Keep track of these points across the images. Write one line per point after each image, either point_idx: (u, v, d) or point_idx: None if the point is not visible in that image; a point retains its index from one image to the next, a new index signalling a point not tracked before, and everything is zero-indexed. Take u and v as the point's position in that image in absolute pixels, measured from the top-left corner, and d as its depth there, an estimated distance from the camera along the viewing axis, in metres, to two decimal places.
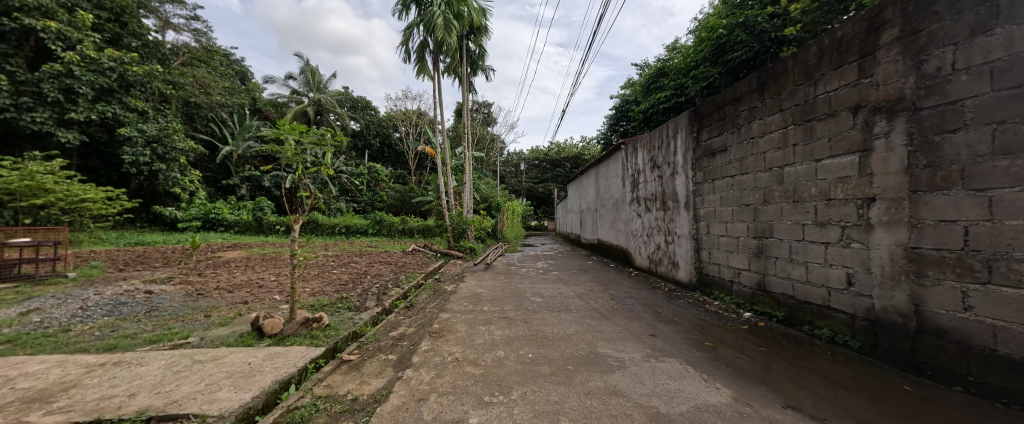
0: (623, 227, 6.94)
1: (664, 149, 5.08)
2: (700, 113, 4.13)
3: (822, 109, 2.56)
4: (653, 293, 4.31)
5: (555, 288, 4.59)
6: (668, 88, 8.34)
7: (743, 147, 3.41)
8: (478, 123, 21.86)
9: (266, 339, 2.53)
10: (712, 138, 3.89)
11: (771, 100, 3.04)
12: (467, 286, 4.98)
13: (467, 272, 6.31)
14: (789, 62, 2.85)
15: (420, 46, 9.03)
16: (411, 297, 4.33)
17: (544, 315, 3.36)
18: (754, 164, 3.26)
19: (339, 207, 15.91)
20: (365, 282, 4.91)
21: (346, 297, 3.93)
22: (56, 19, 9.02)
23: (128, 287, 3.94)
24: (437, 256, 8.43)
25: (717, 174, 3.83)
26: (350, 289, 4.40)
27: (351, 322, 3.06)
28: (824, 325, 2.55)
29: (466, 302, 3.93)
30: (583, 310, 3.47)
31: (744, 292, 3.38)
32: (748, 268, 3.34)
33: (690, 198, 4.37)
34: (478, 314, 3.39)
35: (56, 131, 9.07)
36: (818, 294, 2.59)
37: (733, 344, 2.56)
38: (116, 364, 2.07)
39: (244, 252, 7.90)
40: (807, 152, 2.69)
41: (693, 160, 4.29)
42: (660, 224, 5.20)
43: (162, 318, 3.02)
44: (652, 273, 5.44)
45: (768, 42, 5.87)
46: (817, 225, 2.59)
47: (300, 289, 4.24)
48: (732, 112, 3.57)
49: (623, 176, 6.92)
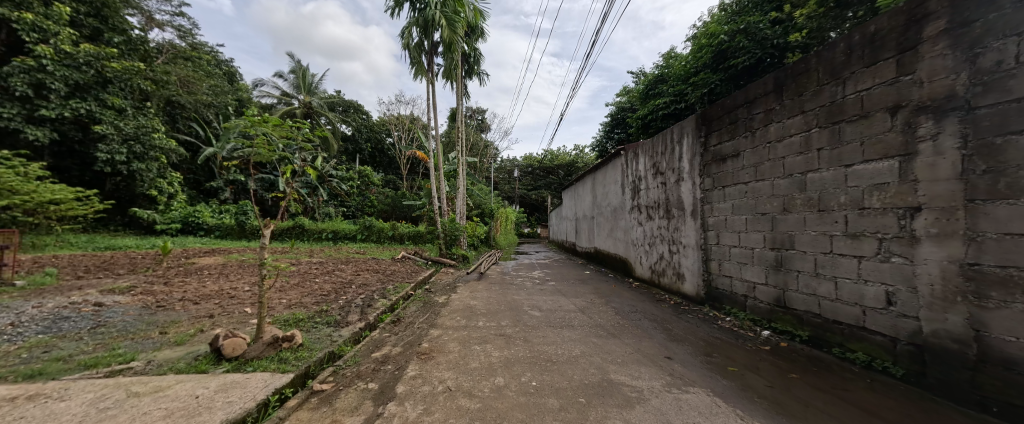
0: (622, 236, 6.71)
1: (667, 155, 4.88)
2: (709, 116, 3.94)
3: (852, 110, 2.36)
4: (659, 307, 4.05)
5: (554, 301, 4.28)
6: (666, 94, 8.23)
7: (759, 152, 3.19)
8: (471, 129, 21.68)
9: (225, 363, 2.16)
10: (722, 142, 3.69)
11: (791, 101, 2.85)
12: (459, 297, 4.64)
13: (460, 282, 5.97)
14: (811, 62, 2.67)
15: (414, 47, 8.75)
16: (399, 310, 3.98)
17: (544, 332, 3.05)
18: (771, 170, 3.05)
19: (328, 212, 15.40)
20: (349, 292, 4.53)
21: (326, 310, 3.56)
22: (31, 11, 8.53)
23: (75, 298, 3.47)
24: (428, 264, 8.07)
25: (727, 180, 3.62)
26: (332, 300, 4.02)
27: (329, 340, 2.71)
28: (857, 348, 2.31)
29: (459, 316, 3.59)
30: (587, 327, 3.17)
31: (761, 308, 3.14)
32: (765, 283, 3.10)
33: (697, 206, 4.15)
34: (472, 331, 3.07)
35: (25, 128, 8.48)
36: (850, 313, 2.35)
37: (758, 367, 2.30)
38: (30, 398, 1.66)
39: (222, 258, 7.42)
40: (835, 157, 2.48)
41: (701, 166, 4.07)
42: (664, 233, 4.97)
43: (108, 336, 2.60)
44: (654, 285, 5.19)
45: (770, 49, 5.77)
46: (847, 236, 2.37)
47: (276, 301, 3.85)
48: (745, 115, 3.37)
49: (622, 183, 6.71)
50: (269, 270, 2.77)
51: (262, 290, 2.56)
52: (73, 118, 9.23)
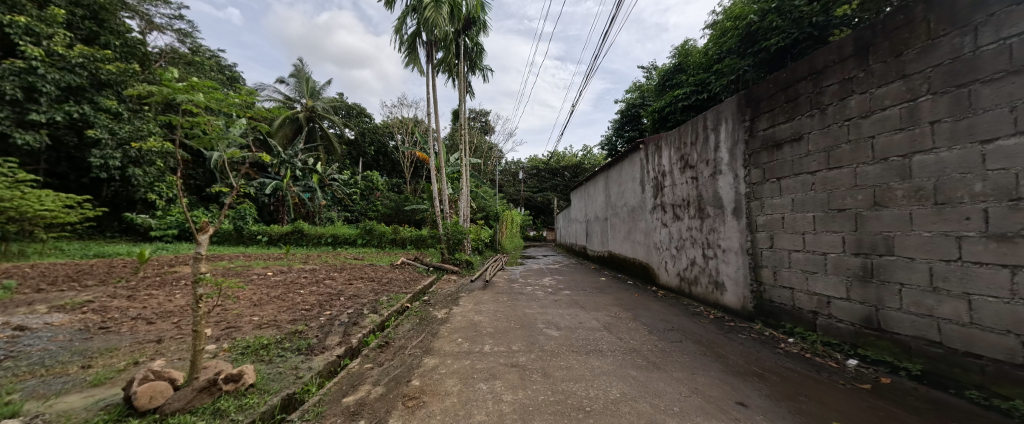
0: (642, 238, 6.08)
1: (698, 145, 4.28)
2: (755, 95, 3.32)
3: (993, 65, 1.73)
4: (698, 323, 3.39)
5: (573, 316, 3.62)
6: (686, 85, 7.62)
7: (832, 132, 2.56)
8: (475, 132, 21.18)
9: (134, 419, 1.57)
10: (776, 125, 3.06)
11: (883, 64, 2.22)
12: (462, 311, 4.02)
13: (462, 292, 5.37)
14: (917, 9, 2.05)
15: (411, 38, 8.20)
16: (391, 328, 3.39)
17: (568, 360, 2.42)
18: (852, 154, 2.41)
19: (331, 217, 14.87)
20: (335, 306, 3.95)
21: (300, 331, 2.95)
22: (25, 13, 8.20)
23: (0, 320, 2.91)
24: (428, 271, 7.51)
25: (783, 170, 2.99)
26: (313, 317, 3.44)
27: (293, 376, 2.12)
28: (1013, 394, 1.65)
29: (460, 339, 2.94)
30: (620, 353, 2.53)
31: (840, 330, 2.49)
32: (845, 297, 2.45)
33: (741, 202, 3.52)
34: (478, 359, 2.45)
35: (12, 131, 7.93)
36: (997, 344, 1.70)
37: (872, 421, 1.65)
38: None
39: (206, 267, 6.89)
40: (961, 131, 1.84)
41: (746, 155, 3.44)
42: (695, 235, 4.34)
43: (11, 374, 2.05)
44: (685, 294, 4.54)
45: (808, 29, 5.13)
46: (989, 239, 1.73)
47: (246, 319, 3.28)
48: (809, 90, 2.75)
49: (641, 181, 6.09)
50: (211, 287, 2.16)
51: (196, 313, 1.98)
52: (65, 122, 8.79)
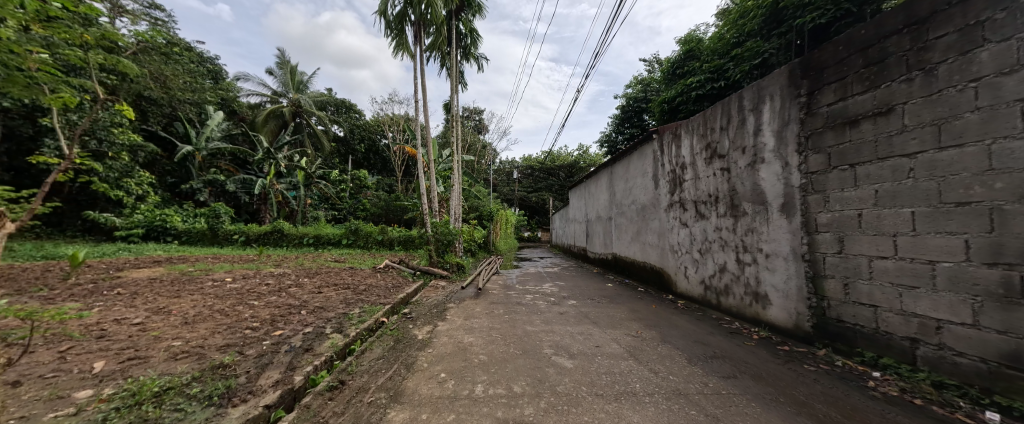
0: (654, 240, 5.43)
1: (730, 130, 3.62)
2: (817, 62, 2.66)
3: None
4: (743, 346, 2.72)
5: (587, 338, 2.90)
6: (699, 72, 6.97)
7: (945, 99, 1.90)
8: (468, 130, 20.39)
9: None
10: (850, 97, 2.41)
11: None
12: (449, 328, 3.29)
13: (451, 301, 4.63)
14: None
15: (398, 17, 7.42)
16: (357, 355, 2.64)
17: (592, 413, 1.71)
18: (983, 127, 1.75)
19: (315, 215, 13.81)
20: (291, 323, 3.17)
21: (225, 366, 2.17)
22: None
23: None
24: (415, 275, 6.75)
25: (860, 155, 2.34)
26: (256, 340, 2.67)
27: None
28: None
29: (443, 374, 2.21)
30: (663, 399, 1.84)
31: (960, 367, 1.84)
32: (970, 323, 1.79)
33: (792, 197, 2.87)
34: (467, 413, 1.71)
35: None
36: None
37: None
38: None
39: (157, 271, 6.02)
40: None
41: (803, 139, 2.78)
42: (726, 236, 3.68)
43: None
44: (711, 306, 3.90)
45: (844, 4, 4.56)
46: None
47: (163, 345, 2.50)
48: (904, 45, 2.09)
49: (654, 175, 5.42)
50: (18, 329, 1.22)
51: None
52: (20, 113, 7.73)
